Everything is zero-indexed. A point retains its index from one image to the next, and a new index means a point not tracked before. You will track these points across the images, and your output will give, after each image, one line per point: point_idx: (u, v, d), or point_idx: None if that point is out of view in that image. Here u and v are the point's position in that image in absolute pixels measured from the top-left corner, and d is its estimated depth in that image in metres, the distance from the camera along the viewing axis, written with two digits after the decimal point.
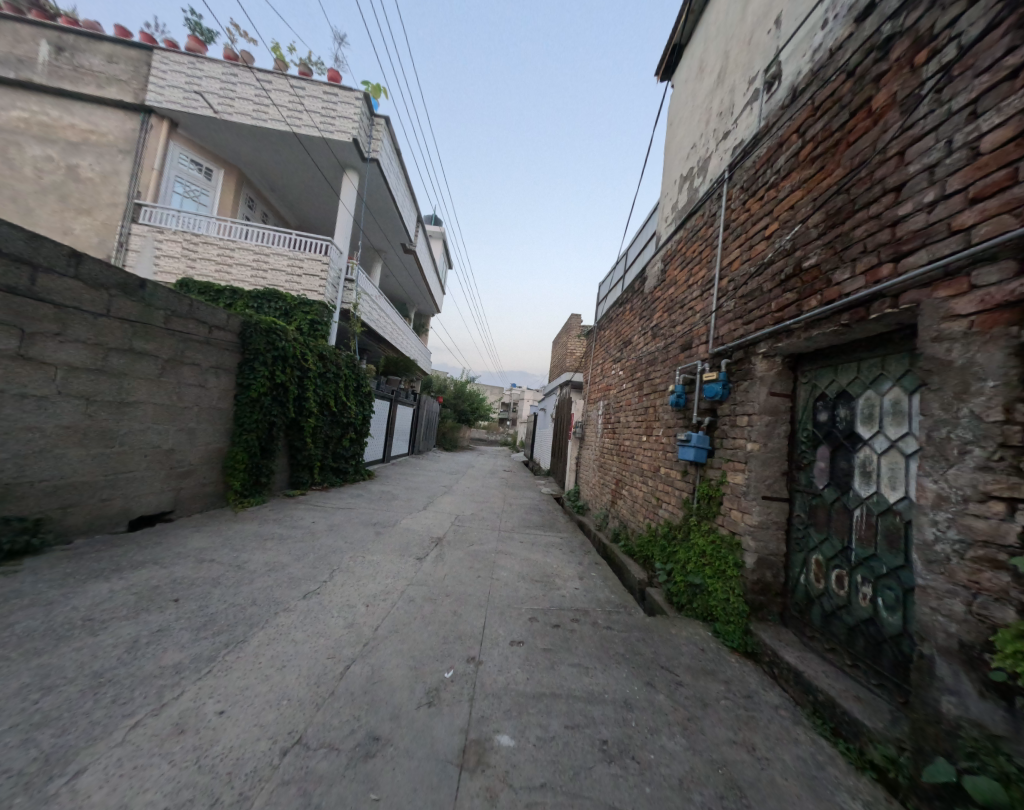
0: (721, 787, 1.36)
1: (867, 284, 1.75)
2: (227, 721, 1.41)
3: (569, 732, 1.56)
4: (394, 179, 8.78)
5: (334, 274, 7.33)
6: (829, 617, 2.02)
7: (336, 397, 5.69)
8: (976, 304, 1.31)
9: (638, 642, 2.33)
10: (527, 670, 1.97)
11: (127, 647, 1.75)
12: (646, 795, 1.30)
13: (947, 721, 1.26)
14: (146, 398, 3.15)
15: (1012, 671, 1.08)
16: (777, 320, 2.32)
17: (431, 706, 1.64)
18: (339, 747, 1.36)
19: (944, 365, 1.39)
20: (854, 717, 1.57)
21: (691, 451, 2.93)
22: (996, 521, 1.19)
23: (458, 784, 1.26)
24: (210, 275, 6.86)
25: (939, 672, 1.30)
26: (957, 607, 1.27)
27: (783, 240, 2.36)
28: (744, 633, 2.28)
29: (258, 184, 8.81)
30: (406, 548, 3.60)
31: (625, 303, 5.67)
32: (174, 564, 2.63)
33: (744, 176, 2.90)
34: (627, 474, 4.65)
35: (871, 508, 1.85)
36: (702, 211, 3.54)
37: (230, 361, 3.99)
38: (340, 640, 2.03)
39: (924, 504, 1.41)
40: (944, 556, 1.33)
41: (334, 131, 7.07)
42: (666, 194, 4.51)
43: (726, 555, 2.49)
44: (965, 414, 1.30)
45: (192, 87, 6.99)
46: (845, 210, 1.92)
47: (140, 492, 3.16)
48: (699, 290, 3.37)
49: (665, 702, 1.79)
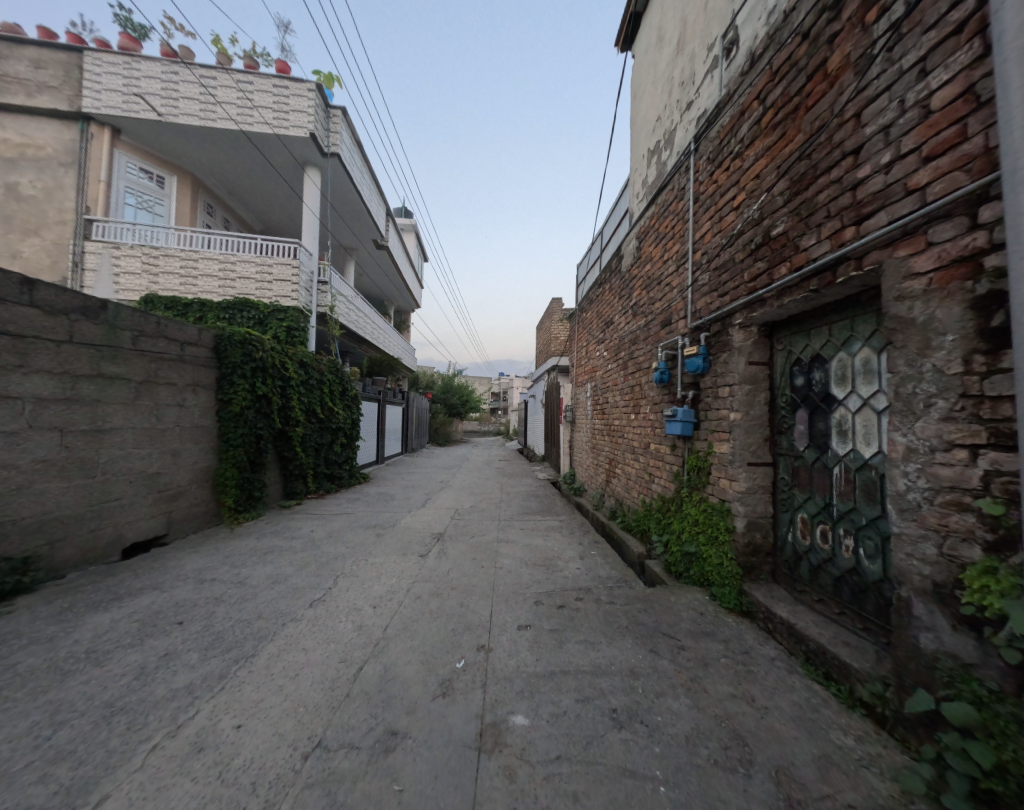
0: (724, 740, 1.44)
1: (833, 248, 1.78)
2: (246, 733, 1.44)
3: (579, 705, 1.63)
4: (358, 173, 8.48)
5: (306, 277, 7.12)
6: (817, 570, 2.12)
7: (322, 403, 5.60)
8: (934, 261, 1.35)
9: (641, 613, 2.42)
10: (536, 651, 2.03)
11: (136, 674, 1.74)
12: (657, 755, 1.37)
13: (925, 655, 1.35)
14: (123, 423, 3.06)
15: (980, 604, 1.17)
16: (751, 289, 2.35)
17: (446, 696, 1.69)
18: (359, 745, 1.40)
19: (907, 322, 1.44)
20: (843, 660, 1.68)
21: (677, 425, 2.99)
22: (961, 467, 1.27)
23: (479, 767, 1.31)
24: (175, 289, 6.59)
25: (917, 611, 1.39)
26: (930, 549, 1.35)
27: (750, 210, 2.37)
28: (739, 593, 2.39)
29: (214, 188, 8.41)
30: (408, 546, 3.64)
31: (604, 283, 5.65)
32: (174, 587, 2.61)
33: (710, 148, 2.89)
34: (619, 453, 4.73)
35: (849, 464, 1.93)
36: (672, 185, 3.52)
37: (207, 376, 3.89)
38: (351, 643, 2.06)
39: (895, 457, 1.48)
40: (916, 503, 1.40)
41: (289, 126, 6.76)
42: (636, 169, 4.47)
43: (717, 521, 2.59)
44: (928, 368, 1.36)
45: (131, 89, 6.58)
46: (808, 175, 1.94)
47: (130, 520, 3.10)
48: (675, 265, 3.38)
49: (669, 667, 1.88)
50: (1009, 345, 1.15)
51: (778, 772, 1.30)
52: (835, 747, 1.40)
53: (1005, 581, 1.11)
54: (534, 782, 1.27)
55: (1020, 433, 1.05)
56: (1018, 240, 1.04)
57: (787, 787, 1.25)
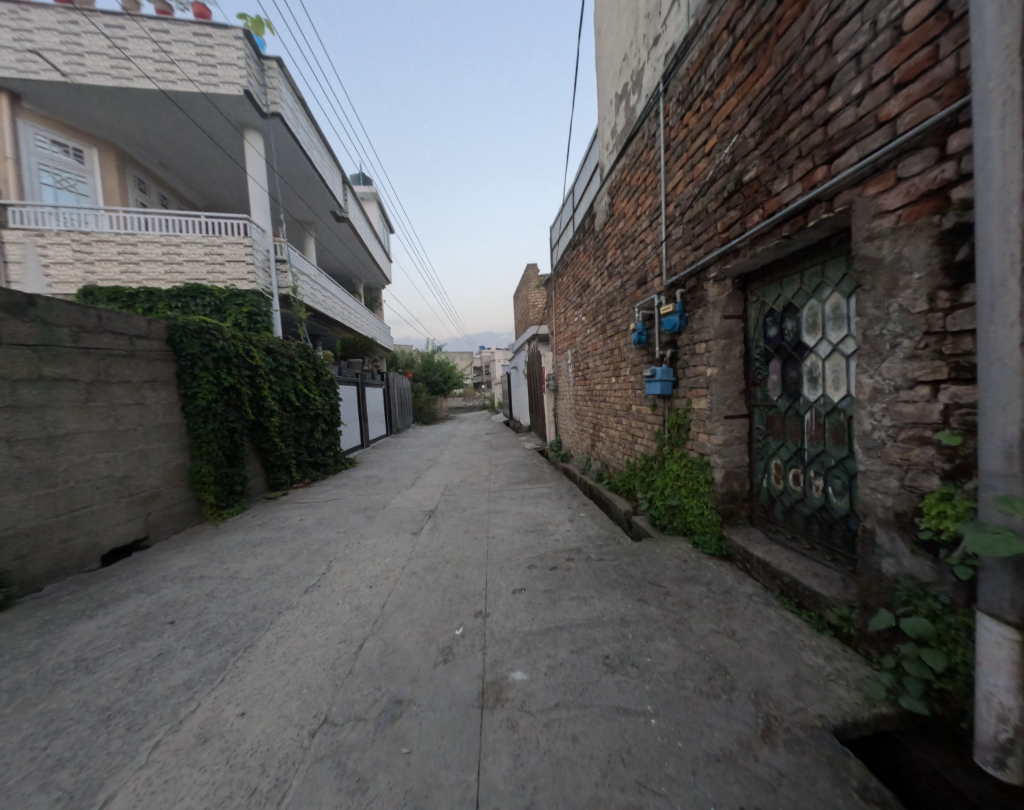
0: (708, 671, 1.56)
1: (804, 191, 1.74)
2: (251, 719, 1.46)
3: (574, 656, 1.72)
4: (306, 136, 7.76)
5: (262, 256, 6.64)
6: (790, 510, 2.24)
7: (296, 391, 5.40)
8: (903, 197, 1.34)
9: (629, 566, 2.52)
10: (531, 612, 2.11)
11: (130, 677, 1.73)
12: (647, 693, 1.47)
13: (887, 579, 1.46)
14: (79, 427, 2.87)
15: (936, 529, 1.26)
16: (724, 240, 2.31)
17: (447, 662, 1.75)
18: (365, 716, 1.45)
19: (875, 263, 1.44)
20: (814, 590, 1.80)
21: (657, 385, 3.02)
22: (923, 403, 1.31)
23: (482, 723, 1.38)
24: (116, 279, 6.05)
25: (880, 540, 1.48)
26: (892, 482, 1.42)
27: (722, 154, 2.28)
28: (719, 538, 2.52)
29: (144, 162, 7.58)
30: (401, 525, 3.66)
31: (578, 244, 5.49)
32: (163, 588, 2.56)
33: (679, 89, 2.73)
34: (602, 417, 4.79)
35: (819, 409, 2.00)
36: (642, 132, 3.35)
37: (166, 371, 3.65)
38: (350, 624, 2.09)
39: (862, 399, 1.53)
40: (880, 441, 1.46)
41: (219, 83, 6.05)
42: (604, 117, 4.23)
43: (697, 474, 2.68)
44: (895, 308, 1.38)
45: (24, 45, 5.70)
46: (779, 113, 1.85)
47: (105, 526, 2.99)
48: (648, 220, 3.28)
49: (656, 612, 1.98)
50: (972, 279, 1.16)
51: (757, 695, 1.42)
52: (807, 666, 1.53)
53: (960, 506, 1.19)
54: (535, 730, 1.34)
55: (981, 365, 1.08)
56: (984, 170, 1.03)
57: (765, 707, 1.36)
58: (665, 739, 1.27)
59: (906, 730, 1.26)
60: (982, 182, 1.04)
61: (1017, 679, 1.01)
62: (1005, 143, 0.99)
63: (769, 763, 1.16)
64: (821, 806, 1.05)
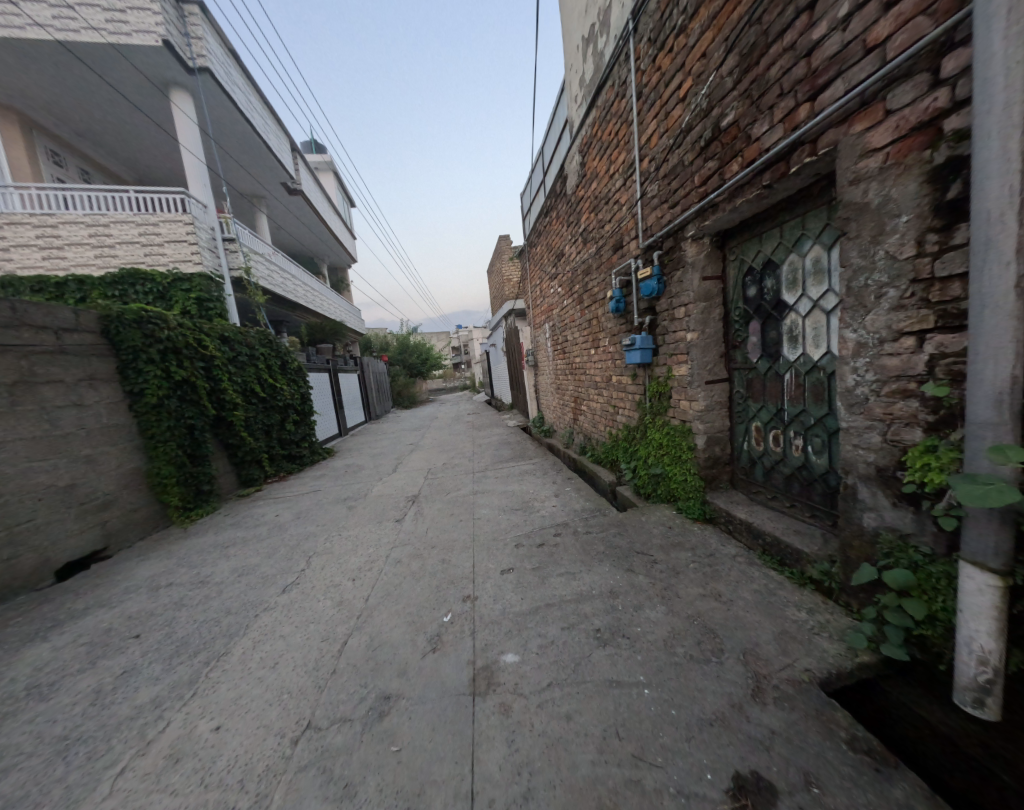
0: (697, 636, 1.56)
1: (786, 133, 1.62)
2: (228, 733, 1.37)
3: (566, 633, 1.69)
4: (245, 96, 6.97)
5: (207, 236, 6.06)
6: (770, 471, 2.26)
7: (260, 381, 5.07)
8: (892, 132, 1.24)
9: (616, 537, 2.52)
10: (520, 591, 2.07)
11: (90, 700, 1.59)
12: (639, 663, 1.46)
13: (869, 533, 1.47)
14: (6, 435, 2.57)
15: (921, 482, 1.25)
16: (702, 195, 2.19)
17: (436, 651, 1.69)
18: (351, 717, 1.38)
19: (861, 208, 1.36)
20: (796, 548, 1.82)
21: (637, 354, 2.94)
22: (908, 355, 1.28)
23: (473, 711, 1.34)
24: (38, 266, 5.39)
25: (862, 495, 1.48)
26: (875, 437, 1.41)
27: (698, 99, 2.12)
28: (703, 503, 2.53)
29: (56, 131, 6.67)
30: (383, 514, 3.55)
31: (550, 210, 5.25)
32: (126, 600, 2.39)
33: (650, 26, 2.51)
34: (583, 390, 4.74)
35: (800, 368, 1.97)
36: (612, 80, 3.11)
37: (105, 367, 3.30)
38: (332, 621, 1.99)
39: (845, 354, 1.48)
40: (863, 397, 1.44)
41: (133, 32, 5.28)
42: (571, 66, 3.93)
43: (680, 441, 2.67)
44: (881, 256, 1.31)
45: None
46: (759, 46, 1.70)
47: (55, 539, 2.75)
48: (622, 177, 3.10)
49: (645, 581, 1.98)
50: (964, 219, 1.10)
51: (746, 655, 1.42)
52: (793, 622, 1.56)
53: (945, 458, 1.17)
54: (529, 712, 1.31)
55: (973, 310, 1.03)
56: (984, 92, 0.94)
57: (755, 666, 1.37)
58: (658, 708, 1.26)
59: (888, 675, 1.29)
60: (982, 106, 0.95)
61: (998, 622, 1.02)
62: (1007, 57, 0.89)
63: (761, 722, 1.17)
64: (814, 760, 1.05)
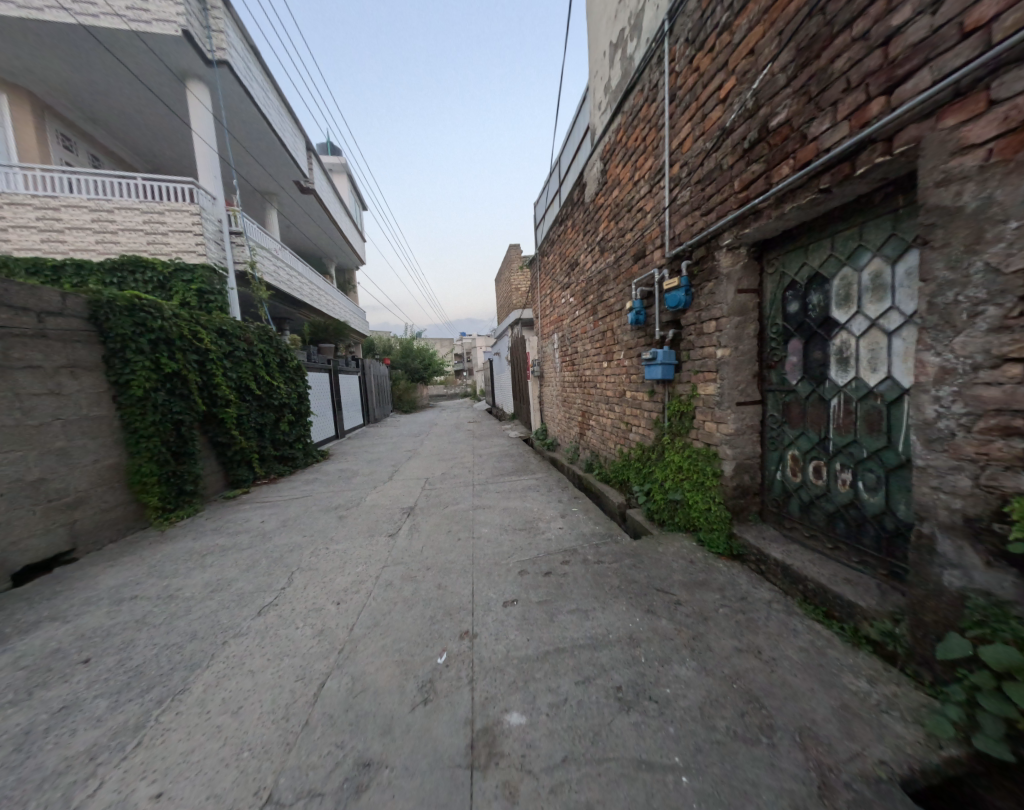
0: (739, 705, 1.32)
1: (852, 131, 1.45)
2: (169, 805, 1.11)
3: (581, 689, 1.44)
4: (263, 92, 6.94)
5: (213, 227, 5.94)
6: (807, 507, 2.03)
7: (256, 378, 4.86)
8: (998, 125, 1.06)
9: (632, 570, 2.27)
10: (525, 630, 1.81)
11: (14, 746, 1.34)
12: (673, 738, 1.21)
13: (950, 594, 1.24)
14: None
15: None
16: (742, 200, 2.01)
17: (428, 703, 1.44)
18: (321, 791, 1.13)
19: (952, 213, 1.17)
20: (847, 600, 1.59)
21: (658, 369, 2.74)
22: (1012, 386, 1.07)
23: (471, 794, 1.09)
24: (36, 247, 5.24)
25: (941, 548, 1.26)
26: (962, 481, 1.19)
27: (742, 98, 1.96)
28: (729, 537, 2.30)
29: (69, 116, 6.62)
30: (376, 526, 3.30)
31: (565, 219, 5.12)
32: (82, 615, 2.13)
33: (688, 26, 2.37)
34: (593, 404, 4.52)
35: (850, 394, 1.77)
36: (642, 84, 2.98)
37: (89, 354, 3.10)
38: (309, 654, 1.74)
39: (923, 381, 1.28)
40: (947, 432, 1.22)
41: (154, 21, 5.25)
42: (597, 72, 3.82)
43: (704, 467, 2.44)
44: (978, 269, 1.12)
45: None
46: (821, 37, 1.54)
47: (15, 539, 2.50)
48: (649, 184, 2.94)
49: (669, 627, 1.74)
50: None
51: (802, 736, 1.18)
52: (852, 695, 1.32)
53: None
54: (540, 800, 1.06)
55: None
56: None
57: (815, 753, 1.13)
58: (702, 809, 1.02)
59: None
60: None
61: None
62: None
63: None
64: None
